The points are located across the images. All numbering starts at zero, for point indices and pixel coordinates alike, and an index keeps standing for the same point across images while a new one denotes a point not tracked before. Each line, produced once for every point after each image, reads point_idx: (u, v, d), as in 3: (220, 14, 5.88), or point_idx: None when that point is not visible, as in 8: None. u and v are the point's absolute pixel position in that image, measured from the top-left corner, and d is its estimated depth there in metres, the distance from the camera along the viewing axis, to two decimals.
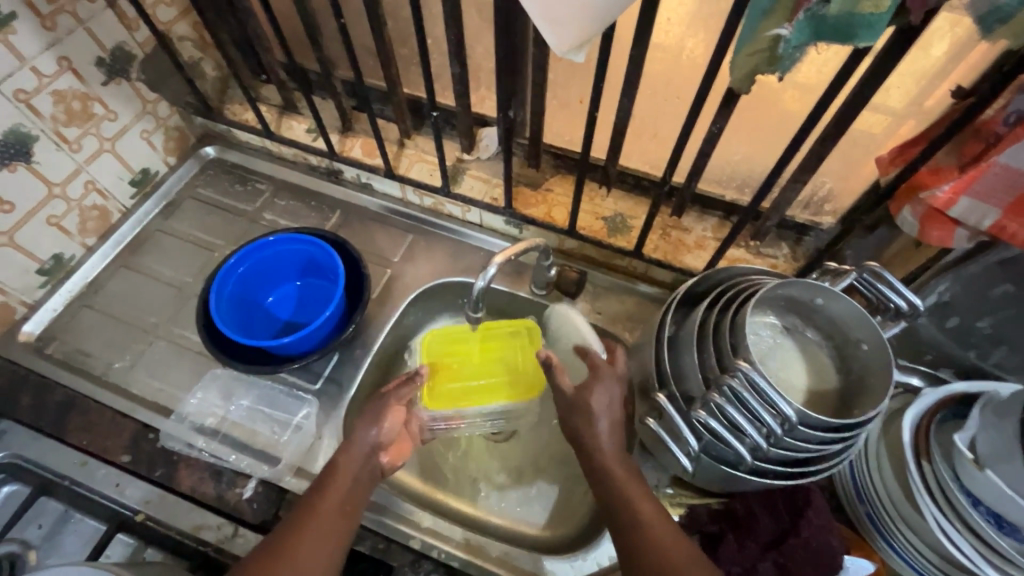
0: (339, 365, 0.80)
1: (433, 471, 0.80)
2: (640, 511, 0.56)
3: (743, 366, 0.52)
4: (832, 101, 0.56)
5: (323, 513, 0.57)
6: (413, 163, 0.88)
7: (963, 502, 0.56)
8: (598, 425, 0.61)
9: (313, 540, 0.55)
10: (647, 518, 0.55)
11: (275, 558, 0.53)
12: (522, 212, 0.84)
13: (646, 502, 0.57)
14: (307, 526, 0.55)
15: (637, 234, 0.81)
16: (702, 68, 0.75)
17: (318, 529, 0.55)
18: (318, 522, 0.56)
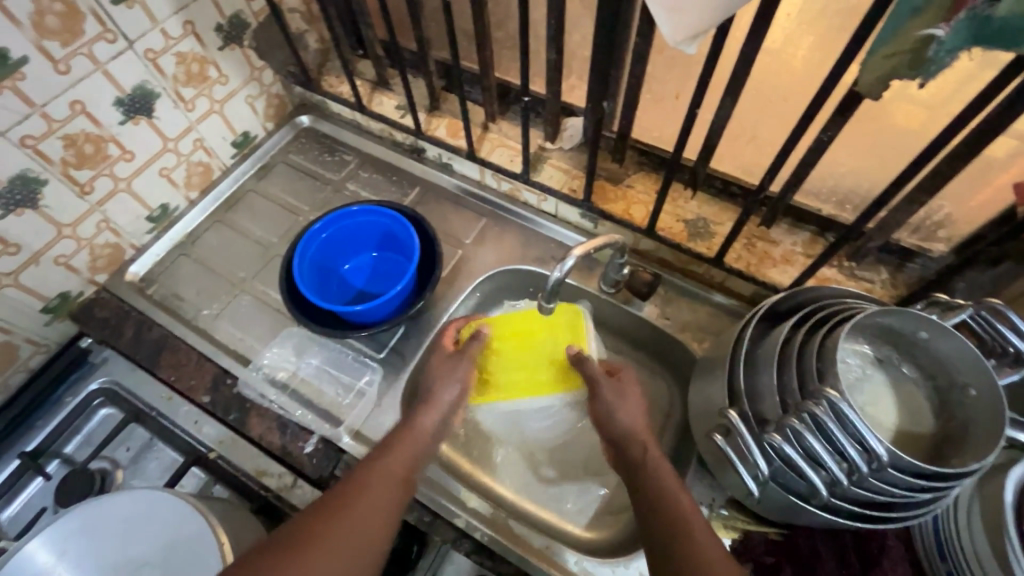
0: (404, 338, 0.82)
1: (482, 455, 0.80)
2: (695, 533, 0.52)
3: (830, 394, 0.48)
4: (973, 115, 0.50)
5: (394, 464, 0.61)
6: (496, 147, 0.89)
7: None
8: (634, 413, 0.65)
9: (386, 483, 0.59)
10: (705, 542, 0.51)
11: (348, 496, 0.56)
12: (600, 206, 0.82)
13: (697, 520, 0.54)
14: (380, 472, 0.59)
15: (719, 241, 0.77)
16: (823, 68, 0.68)
17: (390, 476, 0.59)
18: (389, 469, 0.60)
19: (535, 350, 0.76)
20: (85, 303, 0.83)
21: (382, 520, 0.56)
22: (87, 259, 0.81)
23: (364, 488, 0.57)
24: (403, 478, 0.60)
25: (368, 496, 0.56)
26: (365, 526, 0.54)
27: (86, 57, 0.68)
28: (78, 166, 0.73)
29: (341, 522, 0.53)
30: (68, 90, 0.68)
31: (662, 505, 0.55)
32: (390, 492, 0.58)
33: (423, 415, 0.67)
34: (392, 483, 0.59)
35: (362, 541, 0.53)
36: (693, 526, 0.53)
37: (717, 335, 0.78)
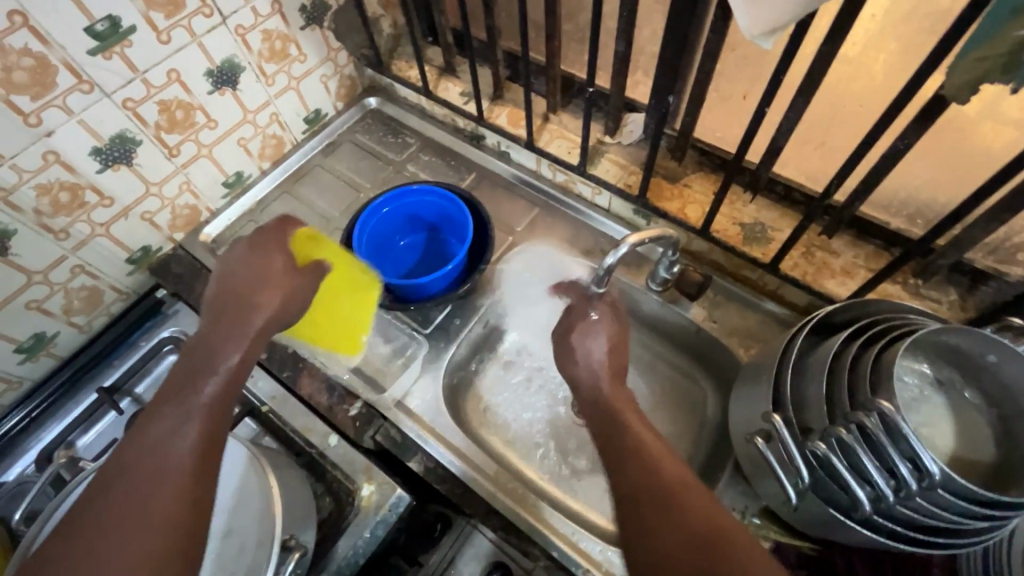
0: (450, 317, 0.84)
1: (515, 439, 0.82)
2: (657, 458, 0.53)
3: (884, 406, 0.47)
4: None
5: (192, 402, 0.52)
6: (554, 138, 0.89)
7: None
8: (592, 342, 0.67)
9: (181, 426, 0.50)
10: (665, 465, 0.52)
11: (133, 466, 0.47)
12: (654, 203, 0.81)
13: (658, 448, 0.55)
14: (172, 415, 0.51)
15: (776, 247, 0.76)
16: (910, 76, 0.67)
17: (186, 421, 0.51)
18: (183, 410, 0.52)
19: (347, 291, 0.72)
20: (163, 258, 0.90)
21: (187, 468, 0.48)
22: (168, 217, 0.87)
23: (156, 441, 0.49)
24: (204, 416, 0.52)
25: (158, 448, 0.49)
26: (155, 480, 0.47)
27: (185, 29, 0.73)
28: (169, 130, 0.79)
29: (125, 487, 0.46)
30: (167, 59, 0.74)
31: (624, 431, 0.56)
32: (186, 437, 0.50)
33: (230, 341, 0.57)
34: (187, 425, 0.51)
35: (157, 505, 0.46)
36: (652, 452, 0.54)
37: (765, 343, 0.76)
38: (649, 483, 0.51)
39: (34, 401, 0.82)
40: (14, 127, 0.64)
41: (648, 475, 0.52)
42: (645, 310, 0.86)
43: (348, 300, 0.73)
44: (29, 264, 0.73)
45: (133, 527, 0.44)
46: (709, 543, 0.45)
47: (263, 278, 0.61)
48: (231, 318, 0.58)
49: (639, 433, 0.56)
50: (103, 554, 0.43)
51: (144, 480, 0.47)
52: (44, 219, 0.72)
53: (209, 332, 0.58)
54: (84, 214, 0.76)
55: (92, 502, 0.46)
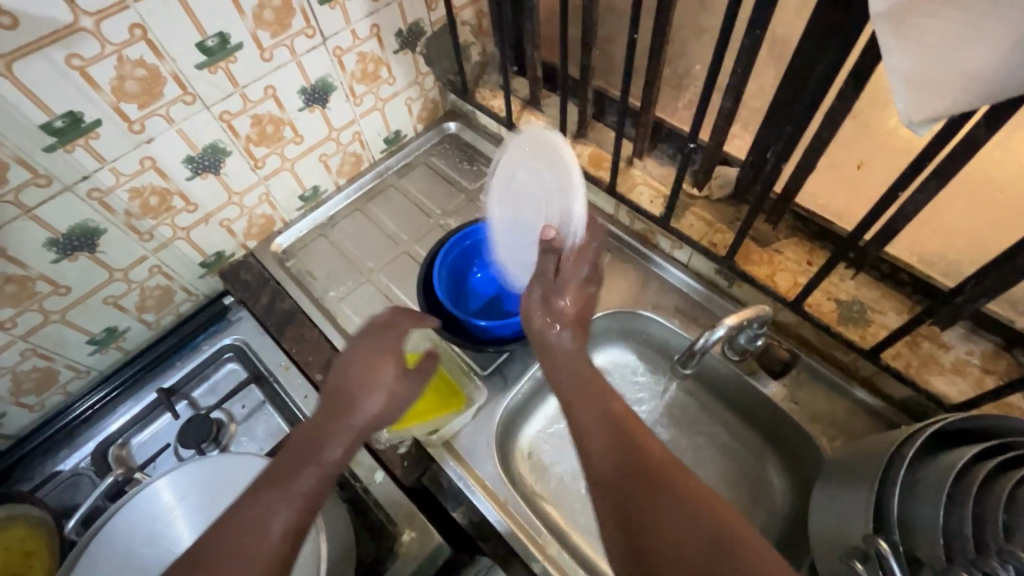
0: (509, 360, 0.80)
1: (566, 498, 0.77)
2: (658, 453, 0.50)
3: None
4: None
5: (290, 485, 0.52)
6: (636, 185, 0.85)
7: None
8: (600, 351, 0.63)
9: (274, 509, 0.50)
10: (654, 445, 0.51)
11: (223, 551, 0.47)
12: (742, 267, 0.76)
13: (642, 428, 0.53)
14: (269, 496, 0.51)
15: (877, 333, 0.69)
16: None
17: (281, 505, 0.50)
18: (282, 490, 0.51)
19: None
20: (234, 264, 0.91)
21: (274, 559, 0.48)
22: (244, 225, 0.88)
23: (251, 522, 0.49)
24: (300, 500, 0.51)
25: (252, 530, 0.48)
26: (242, 566, 0.46)
27: (287, 48, 0.74)
28: (257, 142, 0.80)
29: (218, 555, 0.47)
30: (267, 75, 0.75)
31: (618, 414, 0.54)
32: (278, 522, 0.49)
33: (334, 428, 0.57)
34: (281, 508, 0.50)
35: None
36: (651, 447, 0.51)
37: (853, 436, 0.69)
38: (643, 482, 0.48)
39: (100, 392, 0.84)
40: (119, 133, 0.66)
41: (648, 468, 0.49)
42: (718, 379, 0.79)
43: None
44: (112, 261, 0.75)
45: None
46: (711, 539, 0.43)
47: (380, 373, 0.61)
48: (334, 410, 0.58)
49: (630, 423, 0.53)
50: None
51: (234, 558, 0.47)
52: (132, 220, 0.73)
53: (312, 421, 0.58)
54: (168, 218, 0.77)
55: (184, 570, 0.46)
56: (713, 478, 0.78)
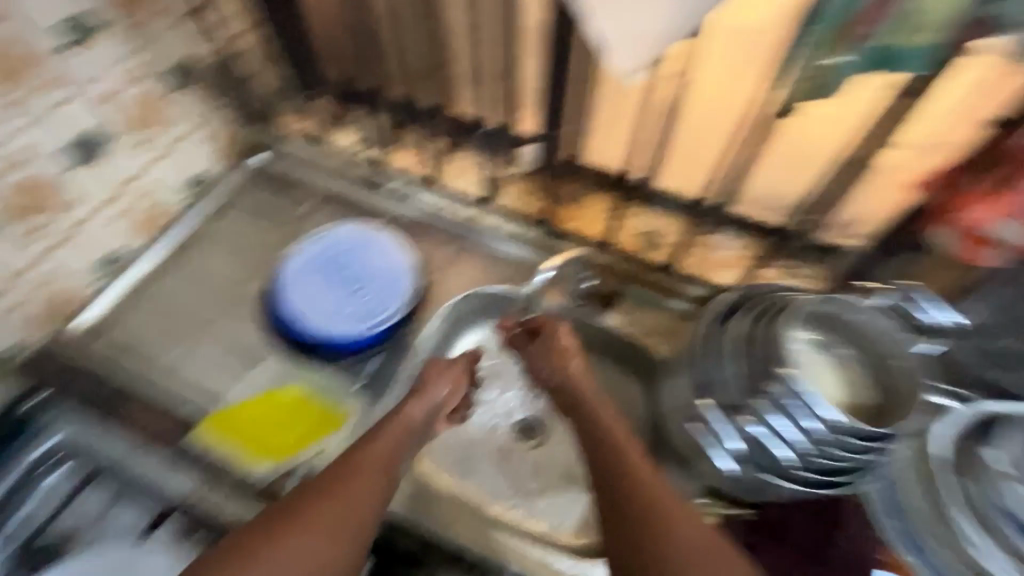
0: (383, 367, 0.81)
1: (469, 474, 0.79)
2: (636, 473, 0.56)
3: (835, 424, 0.56)
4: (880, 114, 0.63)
5: (368, 451, 0.61)
6: (457, 177, 0.95)
7: (995, 518, 0.57)
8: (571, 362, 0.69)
9: (382, 446, 0.62)
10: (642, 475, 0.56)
11: (342, 471, 0.58)
12: (561, 226, 0.90)
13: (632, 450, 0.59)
14: (355, 457, 0.60)
15: (669, 250, 0.86)
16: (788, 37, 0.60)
17: (365, 465, 0.59)
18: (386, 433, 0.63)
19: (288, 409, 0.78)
20: (31, 360, 0.78)
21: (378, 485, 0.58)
22: (32, 312, 0.76)
23: (341, 477, 0.57)
24: (395, 442, 0.63)
25: (346, 480, 0.57)
26: (360, 479, 0.58)
27: (30, 105, 0.66)
28: (22, 214, 0.70)
29: (342, 472, 0.58)
30: (20, 132, 0.67)
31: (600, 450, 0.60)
32: (365, 475, 0.58)
33: (430, 388, 0.69)
34: (382, 444, 0.62)
35: (358, 499, 0.56)
36: (628, 462, 0.57)
37: (677, 337, 0.84)
38: (616, 489, 0.56)
39: None
40: None
41: (623, 482, 0.56)
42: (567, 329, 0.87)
43: (290, 413, 0.78)
44: None
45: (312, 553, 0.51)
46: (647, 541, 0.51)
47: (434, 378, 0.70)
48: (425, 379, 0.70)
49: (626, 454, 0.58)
50: (317, 515, 0.53)
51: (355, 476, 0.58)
52: None
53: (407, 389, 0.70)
54: None
55: (316, 480, 0.57)
56: None
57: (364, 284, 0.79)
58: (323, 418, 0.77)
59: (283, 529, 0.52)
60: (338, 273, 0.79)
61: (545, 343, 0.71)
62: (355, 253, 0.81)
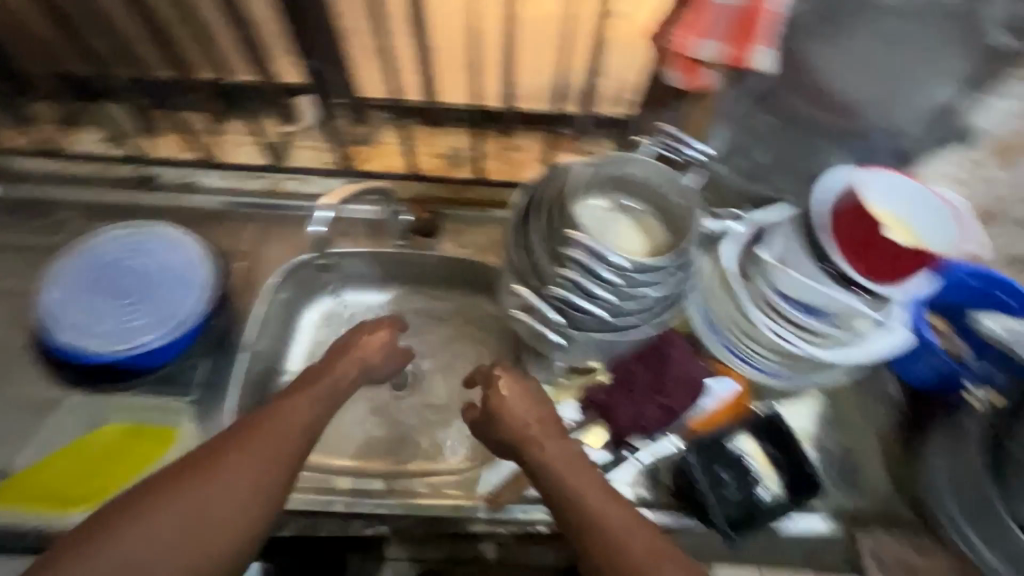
0: (214, 368, 0.74)
1: (343, 442, 0.77)
2: (583, 493, 0.52)
3: (613, 260, 0.58)
4: None
5: (297, 398, 0.55)
6: (234, 148, 0.86)
7: (779, 303, 0.68)
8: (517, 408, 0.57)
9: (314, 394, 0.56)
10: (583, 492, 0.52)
11: (262, 417, 0.53)
12: (362, 168, 0.86)
13: (566, 459, 0.54)
14: (280, 404, 0.54)
15: (475, 162, 0.87)
16: None
17: (292, 412, 0.54)
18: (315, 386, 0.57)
19: (106, 452, 0.69)
20: None
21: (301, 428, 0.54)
22: None
23: (258, 424, 0.52)
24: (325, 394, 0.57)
25: (268, 422, 0.52)
26: (285, 425, 0.53)
27: None
28: None
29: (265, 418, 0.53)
30: None
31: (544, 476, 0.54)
32: (288, 423, 0.53)
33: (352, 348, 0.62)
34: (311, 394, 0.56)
35: (284, 432, 0.52)
36: (574, 484, 0.52)
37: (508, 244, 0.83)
38: (561, 503, 0.52)
39: None
40: None
41: (566, 501, 0.52)
42: (404, 273, 0.85)
43: (110, 454, 0.69)
44: None
45: (184, 521, 0.45)
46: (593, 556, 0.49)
47: (351, 351, 0.62)
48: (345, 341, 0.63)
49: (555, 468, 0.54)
50: (234, 460, 0.49)
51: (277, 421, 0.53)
52: None
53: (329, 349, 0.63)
54: None
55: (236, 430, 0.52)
56: None
57: (147, 291, 0.69)
58: (147, 447, 0.69)
59: (193, 470, 0.48)
60: (116, 286, 0.70)
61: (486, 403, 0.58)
62: (135, 260, 0.71)
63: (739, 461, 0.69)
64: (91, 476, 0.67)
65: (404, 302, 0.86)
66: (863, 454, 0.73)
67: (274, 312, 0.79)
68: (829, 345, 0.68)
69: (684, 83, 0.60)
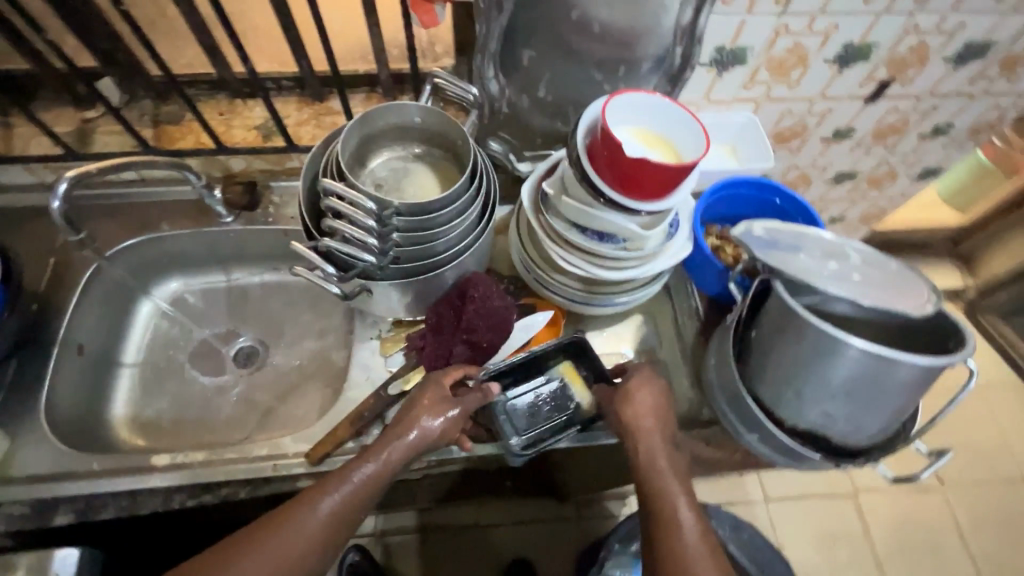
0: (20, 366, 0.72)
1: (185, 420, 0.79)
2: (678, 496, 0.57)
3: (368, 209, 0.58)
4: None
5: (325, 497, 0.55)
6: (32, 142, 0.83)
7: (567, 232, 0.69)
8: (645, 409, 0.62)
9: (342, 488, 0.56)
10: (673, 532, 0.55)
11: (276, 519, 0.54)
12: (170, 148, 0.83)
13: (674, 488, 0.58)
14: (303, 505, 0.55)
15: (291, 130, 0.86)
16: None
17: (308, 514, 0.54)
18: (340, 479, 0.57)
19: None
20: None
21: (313, 532, 0.54)
22: None
23: (279, 523, 0.53)
24: (358, 484, 0.56)
25: (281, 525, 0.53)
26: (295, 527, 0.53)
27: None
28: None
29: (286, 521, 0.53)
30: None
31: (652, 493, 0.58)
32: (300, 526, 0.53)
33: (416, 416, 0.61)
34: (340, 487, 0.56)
35: (286, 538, 0.53)
36: (671, 490, 0.57)
37: None
38: (649, 497, 0.58)
39: None
40: None
41: (663, 502, 0.57)
42: (237, 249, 0.85)
43: None
44: None
45: None
46: (659, 544, 0.55)
47: (406, 418, 0.61)
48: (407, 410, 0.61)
49: (654, 486, 0.58)
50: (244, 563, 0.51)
51: (289, 524, 0.53)
52: None
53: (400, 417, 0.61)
54: None
55: (258, 529, 0.53)
56: (296, 320, 0.87)
57: None
58: None
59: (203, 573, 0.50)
60: None
61: (632, 391, 0.63)
62: None
63: (548, 385, 0.72)
64: None
65: (245, 284, 0.88)
66: (675, 367, 0.77)
67: (99, 300, 0.79)
68: (624, 268, 0.71)
69: (425, 23, 0.67)
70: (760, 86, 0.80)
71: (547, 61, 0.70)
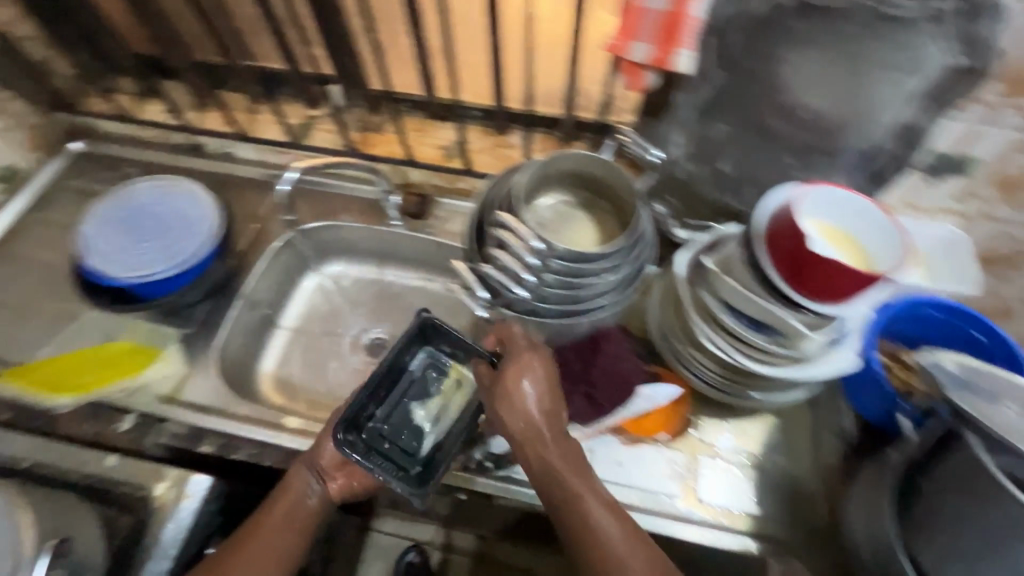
0: (212, 309, 0.86)
1: (316, 389, 0.87)
2: (586, 500, 0.55)
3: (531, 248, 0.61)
4: None
5: (277, 508, 0.66)
6: (267, 126, 0.99)
7: (720, 313, 0.66)
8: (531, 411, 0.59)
9: (291, 498, 0.67)
10: (598, 543, 0.53)
11: (248, 531, 0.63)
12: (368, 152, 0.96)
13: (592, 500, 0.56)
14: (263, 517, 0.65)
15: (469, 155, 0.94)
16: None
17: (273, 517, 0.65)
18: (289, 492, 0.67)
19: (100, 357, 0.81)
20: None
21: (285, 533, 0.64)
22: None
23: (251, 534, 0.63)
24: (300, 493, 0.68)
25: (256, 532, 0.63)
26: (267, 530, 0.63)
27: None
28: None
29: (263, 528, 0.63)
30: None
31: (566, 506, 0.56)
32: (269, 527, 0.64)
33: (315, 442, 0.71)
34: (290, 496, 0.67)
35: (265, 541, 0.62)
36: (575, 492, 0.56)
37: None
38: (563, 513, 0.56)
39: None
40: None
41: (571, 512, 0.55)
42: (395, 251, 0.94)
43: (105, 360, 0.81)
44: None
45: None
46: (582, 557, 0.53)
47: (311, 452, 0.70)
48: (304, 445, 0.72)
49: (564, 486, 0.56)
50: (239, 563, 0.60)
51: (267, 528, 0.63)
52: None
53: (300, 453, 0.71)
54: None
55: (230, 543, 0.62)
56: None
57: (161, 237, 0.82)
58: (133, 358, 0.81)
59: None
60: (142, 225, 0.84)
61: (509, 392, 0.60)
62: (162, 207, 0.85)
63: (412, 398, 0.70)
64: (86, 372, 0.79)
65: (391, 282, 0.96)
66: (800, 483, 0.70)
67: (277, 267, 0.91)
68: (772, 364, 0.66)
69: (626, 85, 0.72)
70: (975, 202, 0.70)
71: (741, 138, 0.69)
